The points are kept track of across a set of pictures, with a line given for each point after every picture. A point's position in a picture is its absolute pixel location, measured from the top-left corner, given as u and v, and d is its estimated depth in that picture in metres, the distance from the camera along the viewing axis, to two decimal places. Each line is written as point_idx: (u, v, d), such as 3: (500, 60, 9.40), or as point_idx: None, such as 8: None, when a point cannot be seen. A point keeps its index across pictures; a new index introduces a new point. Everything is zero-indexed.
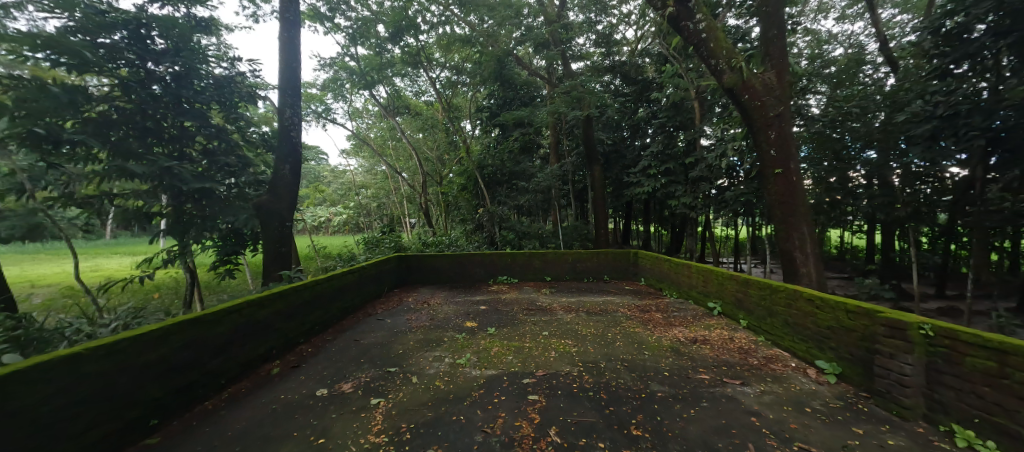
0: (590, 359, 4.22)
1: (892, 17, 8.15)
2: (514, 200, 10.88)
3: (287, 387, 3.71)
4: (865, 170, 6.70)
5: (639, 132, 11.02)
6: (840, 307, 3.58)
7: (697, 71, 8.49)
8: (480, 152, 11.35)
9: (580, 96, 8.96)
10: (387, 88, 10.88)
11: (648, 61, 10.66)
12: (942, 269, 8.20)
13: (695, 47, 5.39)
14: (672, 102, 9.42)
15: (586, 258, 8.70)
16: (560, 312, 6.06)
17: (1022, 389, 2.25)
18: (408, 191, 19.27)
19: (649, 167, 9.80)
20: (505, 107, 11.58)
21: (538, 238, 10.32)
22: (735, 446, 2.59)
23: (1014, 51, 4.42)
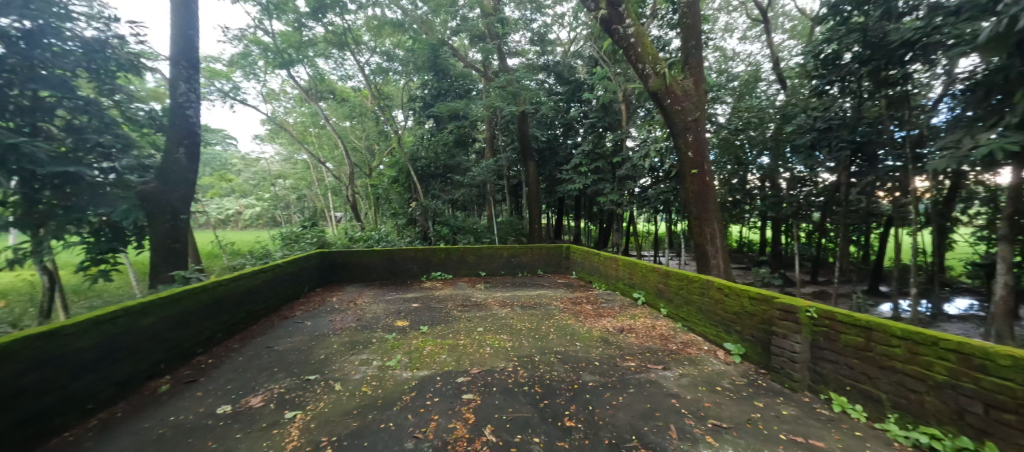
0: (524, 353, 4.22)
1: (783, 41, 9.42)
2: (449, 195, 10.68)
3: (178, 406, 3.15)
4: (760, 174, 7.67)
5: (571, 131, 11.47)
6: (743, 294, 3.99)
7: (624, 76, 9.01)
8: (413, 143, 10.87)
9: (516, 92, 9.00)
10: (308, 69, 9.93)
11: (579, 63, 11.15)
12: (816, 259, 9.73)
13: (625, 50, 5.66)
14: (602, 104, 9.90)
15: (521, 253, 8.78)
16: (495, 307, 6.02)
17: (883, 360, 2.72)
18: (332, 184, 17.96)
19: (580, 165, 10.20)
20: (439, 99, 11.24)
21: (473, 233, 10.18)
22: (658, 429, 2.75)
23: (873, 77, 5.18)
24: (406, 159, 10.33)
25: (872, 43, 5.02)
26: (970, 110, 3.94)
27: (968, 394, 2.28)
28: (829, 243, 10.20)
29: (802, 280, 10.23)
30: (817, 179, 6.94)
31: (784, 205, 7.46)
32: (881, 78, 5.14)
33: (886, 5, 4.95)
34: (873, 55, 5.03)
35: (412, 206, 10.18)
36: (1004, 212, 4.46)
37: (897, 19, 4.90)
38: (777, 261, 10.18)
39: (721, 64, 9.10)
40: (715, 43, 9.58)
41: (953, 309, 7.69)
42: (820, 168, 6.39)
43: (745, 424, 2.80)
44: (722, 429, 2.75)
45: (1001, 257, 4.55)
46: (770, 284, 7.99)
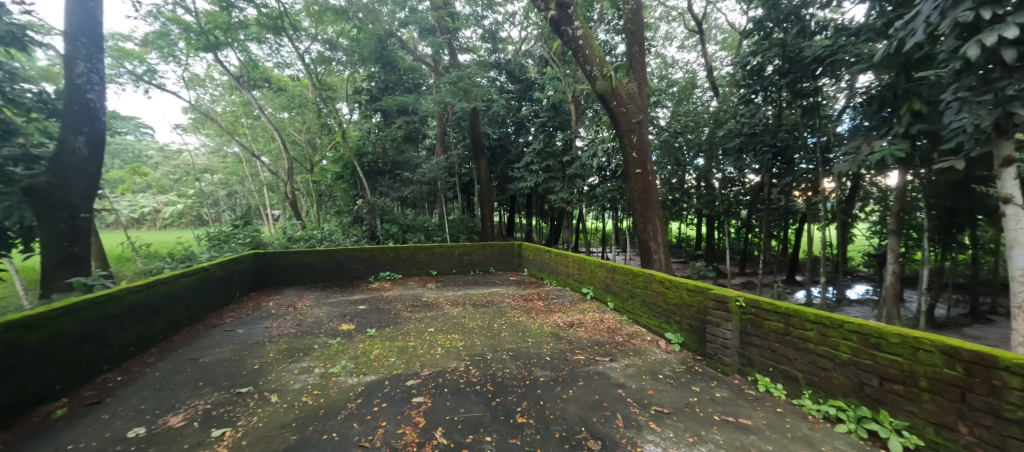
0: (476, 352, 4.17)
1: (715, 51, 10.17)
2: (397, 192, 10.30)
3: (79, 432, 2.71)
4: (696, 174, 8.21)
5: (523, 129, 11.60)
6: (681, 286, 4.19)
7: (573, 77, 9.25)
8: (358, 137, 10.19)
9: (466, 88, 8.96)
10: (238, 54, 9.11)
11: (530, 62, 11.33)
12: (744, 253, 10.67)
13: (574, 52, 5.80)
14: (552, 104, 10.12)
15: (473, 251, 8.72)
16: (446, 306, 5.91)
17: (799, 342, 3.03)
18: (269, 180, 16.71)
19: (532, 163, 10.30)
20: (387, 92, 10.99)
21: (423, 231, 9.90)
22: (606, 419, 2.84)
23: (790, 88, 5.70)
24: (351, 153, 9.81)
25: (789, 58, 5.57)
26: (867, 120, 4.48)
27: (866, 369, 2.62)
28: (755, 238, 11.24)
29: (732, 272, 11.19)
30: (746, 180, 7.61)
31: (717, 202, 8.06)
32: (799, 89, 5.65)
33: (800, 24, 5.51)
34: (791, 67, 5.53)
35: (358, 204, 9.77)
36: (892, 211, 5.15)
37: (809, 37, 5.49)
38: (710, 255, 11.04)
39: (661, 70, 9.65)
40: (656, 51, 10.15)
41: (854, 295, 8.79)
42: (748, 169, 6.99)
43: (684, 408, 2.98)
44: (663, 415, 2.91)
45: (891, 249, 5.26)
46: (705, 276, 8.62)
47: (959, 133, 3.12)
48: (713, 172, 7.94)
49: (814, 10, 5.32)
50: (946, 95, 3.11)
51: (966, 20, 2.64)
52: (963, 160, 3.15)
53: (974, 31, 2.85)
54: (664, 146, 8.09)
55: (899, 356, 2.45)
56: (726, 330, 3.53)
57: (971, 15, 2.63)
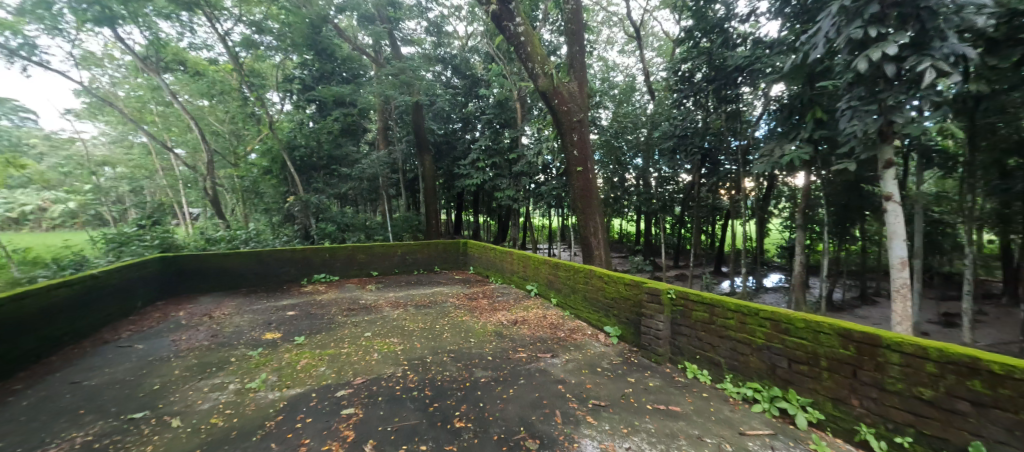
0: (415, 355, 4.02)
1: (652, 57, 10.77)
2: (334, 188, 9.73)
3: None
4: (636, 173, 8.60)
5: (469, 126, 11.49)
6: (619, 281, 4.31)
7: (517, 75, 9.36)
8: (289, 128, 9.60)
9: (409, 81, 8.88)
10: (144, 32, 8.07)
11: (476, 59, 11.39)
12: (677, 247, 11.48)
13: (516, 48, 5.80)
14: (498, 101, 10.14)
15: (416, 250, 8.49)
16: (386, 309, 5.67)
17: (722, 329, 3.23)
18: (187, 175, 15.06)
19: (478, 160, 10.18)
20: (321, 82, 10.21)
21: (362, 229, 9.49)
22: (545, 417, 2.83)
23: (717, 94, 6.17)
24: (281, 147, 9.05)
25: (715, 66, 6.01)
26: (780, 126, 4.93)
27: (777, 352, 2.85)
28: (686, 232, 12.16)
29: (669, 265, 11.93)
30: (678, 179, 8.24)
31: (654, 200, 8.56)
32: (725, 95, 6.12)
33: (723, 36, 5.92)
34: (716, 75, 6.01)
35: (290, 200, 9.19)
36: (800, 209, 5.72)
37: (731, 47, 5.89)
38: (647, 249, 11.71)
39: (604, 73, 9.99)
40: (599, 54, 10.52)
41: (770, 283, 9.76)
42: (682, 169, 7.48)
43: (619, 400, 3.07)
44: (601, 408, 2.97)
45: (799, 244, 5.84)
46: (642, 271, 9.06)
47: (851, 138, 3.50)
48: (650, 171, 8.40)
49: (734, 23, 5.74)
50: (842, 103, 3.42)
51: (857, 37, 2.94)
52: (854, 163, 3.52)
53: (862, 48, 3.18)
54: (606, 145, 8.31)
55: (804, 339, 2.68)
56: (659, 322, 3.69)
57: (861, 33, 2.94)
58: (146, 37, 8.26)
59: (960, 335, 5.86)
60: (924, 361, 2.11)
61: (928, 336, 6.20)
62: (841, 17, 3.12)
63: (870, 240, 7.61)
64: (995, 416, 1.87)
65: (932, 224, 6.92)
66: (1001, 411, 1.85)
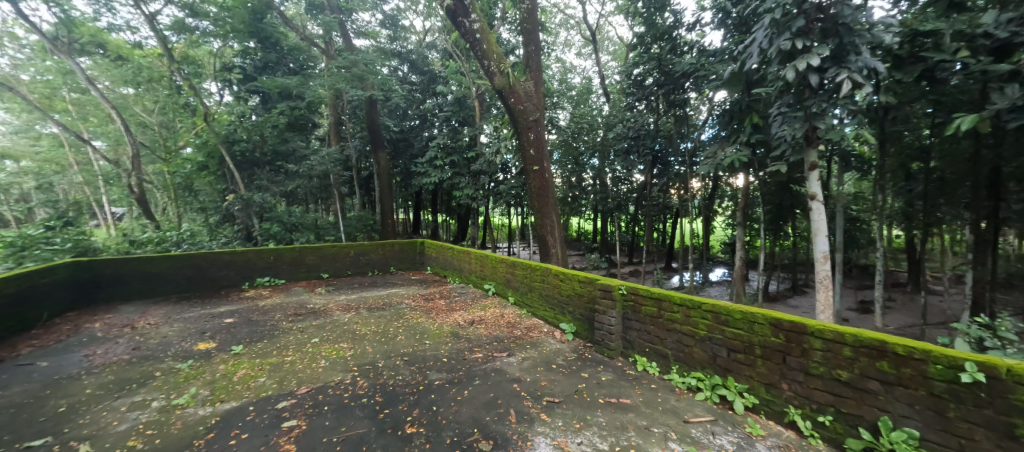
0: (366, 360, 3.87)
1: (607, 61, 11.14)
2: (281, 186, 9.22)
3: None
4: (592, 173, 8.82)
5: (427, 123, 11.33)
6: (573, 278, 4.39)
7: (475, 73, 9.41)
8: (228, 121, 8.67)
9: (361, 75, 8.68)
10: (53, 8, 7.20)
11: (434, 55, 11.26)
12: (631, 245, 11.95)
13: (472, 45, 5.76)
14: (456, 98, 10.07)
15: (371, 251, 8.27)
16: (337, 312, 5.43)
17: (669, 323, 3.37)
18: (108, 171, 13.59)
19: (436, 158, 10.03)
20: (265, 72, 9.42)
21: (311, 229, 9.11)
22: (499, 417, 2.82)
23: (667, 98, 6.47)
24: (219, 141, 8.37)
25: (665, 72, 6.27)
26: (722, 130, 5.22)
27: (718, 343, 3.01)
28: (640, 230, 12.69)
29: (624, 262, 12.37)
30: (632, 179, 8.57)
31: (609, 199, 8.84)
32: (673, 99, 6.43)
33: (672, 43, 6.18)
34: (666, 80, 6.29)
35: (228, 199, 8.44)
36: (740, 208, 6.12)
37: (678, 54, 6.19)
38: (604, 247, 12.10)
39: (561, 74, 10.19)
40: (557, 56, 10.71)
41: (715, 278, 10.43)
42: (636, 169, 7.84)
43: (572, 396, 3.12)
44: (554, 405, 3.00)
45: (739, 240, 6.24)
46: (598, 268, 9.33)
47: (783, 142, 3.77)
48: (606, 171, 8.67)
49: (682, 31, 6.03)
50: (774, 109, 3.68)
51: (786, 48, 3.16)
52: (784, 165, 3.80)
53: (788, 59, 3.44)
54: (563, 145, 8.49)
55: (741, 330, 2.85)
56: (611, 317, 3.79)
57: (789, 44, 3.18)
58: (55, 14, 7.38)
59: (873, 321, 6.53)
60: (842, 346, 2.31)
61: (847, 322, 6.89)
62: (773, 29, 3.35)
63: (800, 236, 8.34)
64: (900, 394, 2.08)
65: (850, 221, 7.68)
66: (905, 388, 2.06)
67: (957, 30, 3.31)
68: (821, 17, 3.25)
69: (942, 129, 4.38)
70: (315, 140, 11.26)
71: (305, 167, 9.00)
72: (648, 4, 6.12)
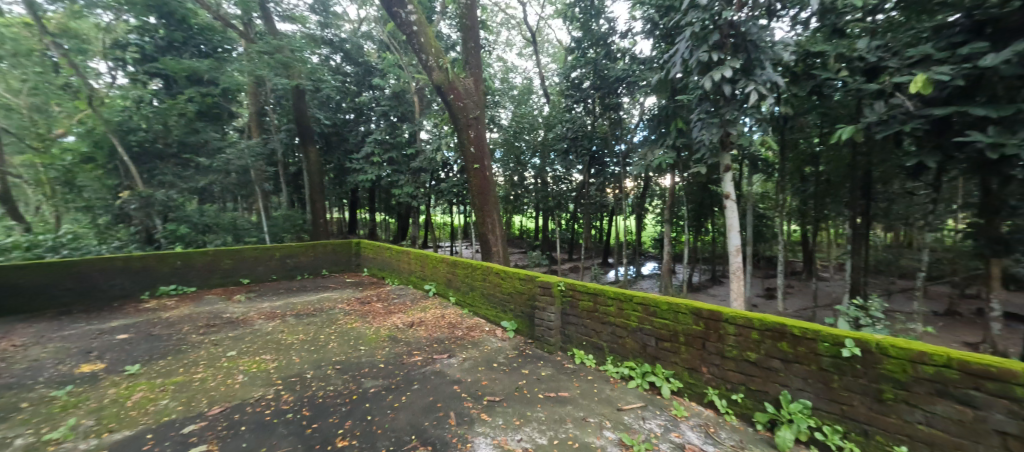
0: (293, 372, 3.57)
1: (547, 63, 11.48)
2: (191, 182, 8.24)
3: None
4: (534, 172, 8.99)
5: (363, 117, 10.87)
6: (514, 276, 4.42)
7: (414, 67, 9.28)
8: (121, 107, 7.54)
9: (287, 61, 8.11)
10: None
11: (370, 46, 10.82)
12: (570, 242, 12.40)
13: (409, 37, 5.62)
14: (393, 92, 9.76)
15: (300, 252, 7.78)
16: (260, 322, 4.97)
17: (604, 316, 3.52)
18: None
19: (373, 154, 9.61)
20: (169, 53, 8.25)
21: (228, 230, 8.47)
22: (438, 421, 2.74)
23: (603, 101, 6.81)
24: (109, 129, 7.19)
25: (601, 77, 6.58)
26: (652, 133, 5.57)
27: (647, 333, 3.20)
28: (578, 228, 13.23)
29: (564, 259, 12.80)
30: (570, 178, 8.95)
31: (550, 198, 9.10)
32: (608, 102, 6.78)
33: (607, 49, 6.48)
34: (601, 85, 6.61)
35: (121, 196, 7.47)
36: (667, 206, 6.60)
37: (612, 60, 6.52)
38: (545, 245, 12.43)
39: (503, 73, 10.28)
40: (499, 55, 10.79)
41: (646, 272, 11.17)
42: (574, 168, 8.28)
43: (513, 393, 3.13)
44: (495, 403, 2.99)
45: (667, 236, 6.71)
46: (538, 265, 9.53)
47: (703, 147, 4.11)
48: (547, 170, 8.88)
49: (615, 38, 6.36)
50: (696, 115, 4.00)
51: (704, 59, 3.45)
52: (704, 167, 4.14)
53: (706, 70, 3.75)
54: (505, 144, 8.58)
55: (667, 320, 3.05)
56: (550, 313, 3.88)
57: (707, 56, 3.47)
58: None
59: (776, 306, 7.41)
60: (750, 330, 2.56)
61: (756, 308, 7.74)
62: (694, 41, 3.64)
63: (716, 231, 9.27)
64: (797, 370, 2.35)
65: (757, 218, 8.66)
66: (800, 364, 2.33)
67: (840, 53, 3.85)
68: (733, 33, 3.60)
69: (827, 138, 5.07)
70: (232, 131, 10.17)
71: (219, 161, 8.21)
72: (584, 10, 6.39)
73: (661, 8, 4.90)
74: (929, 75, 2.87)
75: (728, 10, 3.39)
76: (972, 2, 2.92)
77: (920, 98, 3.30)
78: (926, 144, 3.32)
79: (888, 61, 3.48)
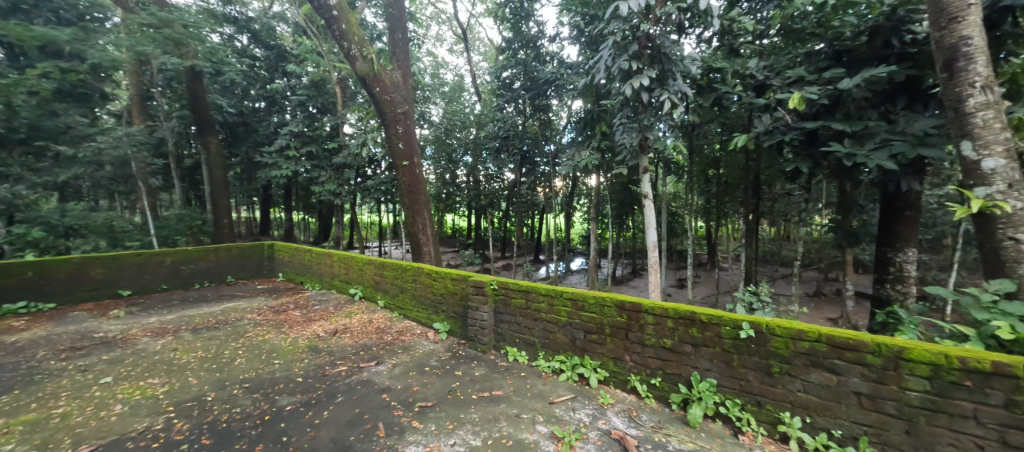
0: (189, 396, 3.10)
1: (479, 62, 11.52)
2: (50, 175, 6.80)
3: None
4: (466, 171, 8.95)
5: (276, 107, 10.07)
6: (447, 276, 4.31)
7: (335, 55, 8.64)
8: None
9: (179, 39, 7.15)
10: None
11: (283, 29, 9.96)
12: (502, 240, 12.55)
13: (328, 22, 5.27)
14: (312, 81, 9.03)
15: (199, 257, 6.90)
16: (146, 340, 4.24)
17: (535, 312, 3.58)
18: None
19: (288, 147, 8.82)
20: (14, 18, 6.46)
21: (101, 233, 7.23)
22: (365, 434, 2.55)
23: (533, 102, 7.00)
24: None
25: (531, 78, 6.75)
26: (580, 135, 5.83)
27: (576, 327, 3.31)
28: (510, 225, 13.46)
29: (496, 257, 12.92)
30: (500, 177, 9.08)
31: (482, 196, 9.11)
32: (539, 104, 6.98)
33: (536, 51, 6.71)
34: (531, 86, 6.79)
35: None
36: (594, 205, 6.94)
37: (541, 62, 6.73)
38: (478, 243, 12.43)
39: (434, 68, 10.08)
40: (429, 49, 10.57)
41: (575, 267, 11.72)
42: (506, 167, 8.40)
43: (446, 397, 3.05)
44: (427, 409, 2.88)
45: (593, 233, 7.07)
46: (471, 264, 9.49)
47: (624, 149, 4.39)
48: (478, 169, 8.89)
49: (544, 42, 6.57)
50: (619, 119, 4.24)
51: (625, 67, 3.68)
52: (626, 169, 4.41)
53: (625, 76, 4.00)
54: (437, 141, 8.39)
55: (593, 313, 3.19)
56: (483, 312, 3.85)
57: (627, 64, 3.71)
58: None
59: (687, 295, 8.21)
60: (666, 319, 2.77)
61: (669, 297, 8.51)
62: (615, 50, 3.85)
63: (635, 227, 10.04)
64: (705, 353, 2.59)
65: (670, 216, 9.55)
66: (707, 348, 2.57)
67: (735, 70, 4.37)
68: (649, 45, 3.88)
69: (726, 145, 5.73)
70: (105, 115, 8.48)
71: (87, 149, 7.02)
72: (514, 11, 6.48)
73: (587, 16, 5.17)
74: (803, 93, 3.36)
75: (645, 23, 3.65)
76: (833, 35, 3.59)
77: (795, 114, 3.83)
78: (800, 152, 3.87)
79: (772, 79, 4.01)
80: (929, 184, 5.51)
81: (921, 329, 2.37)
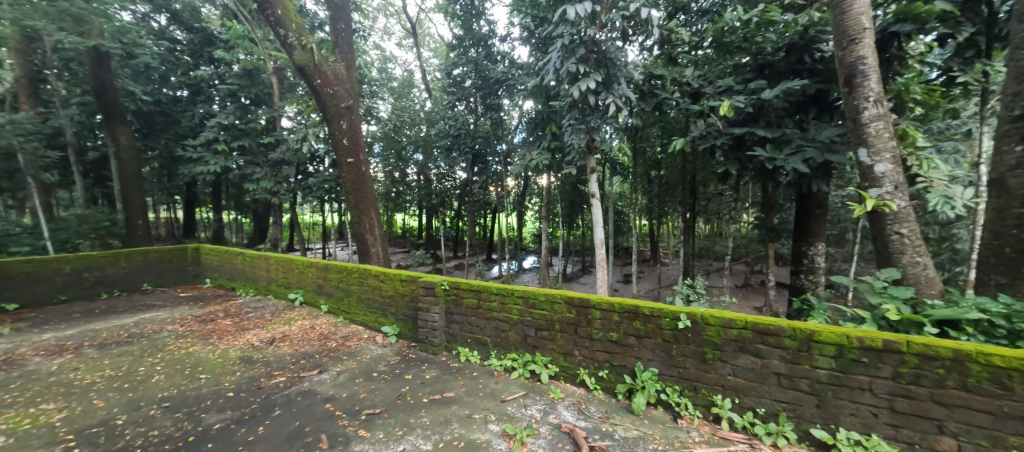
0: (94, 421, 2.73)
1: (429, 58, 11.29)
2: None
3: None
4: (416, 169, 8.73)
5: (202, 96, 9.26)
6: (395, 277, 4.17)
7: (271, 43, 8.06)
8: None
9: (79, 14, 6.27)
10: None
11: (210, 11, 9.10)
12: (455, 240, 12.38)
13: (261, 7, 4.91)
14: (244, 69, 8.34)
15: (107, 263, 6.13)
16: (38, 360, 3.67)
17: (487, 311, 3.57)
18: None
19: (216, 141, 8.11)
20: None
21: None
22: (306, 448, 2.39)
23: (484, 101, 7.00)
24: None
25: (483, 77, 6.75)
26: (531, 135, 5.92)
27: (528, 324, 3.35)
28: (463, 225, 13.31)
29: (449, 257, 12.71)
30: (451, 175, 8.96)
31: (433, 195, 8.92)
32: (491, 103, 6.99)
33: (487, 50, 6.74)
34: (482, 85, 6.78)
35: None
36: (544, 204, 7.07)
37: (491, 61, 6.74)
38: (429, 243, 12.16)
39: (381, 62, 9.74)
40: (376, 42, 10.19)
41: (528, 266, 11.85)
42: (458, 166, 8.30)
43: (394, 402, 2.95)
44: (375, 416, 2.77)
45: (544, 232, 7.20)
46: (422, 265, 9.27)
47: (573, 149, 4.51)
48: (429, 167, 8.72)
49: (494, 41, 6.61)
50: (567, 121, 4.36)
51: (572, 70, 3.79)
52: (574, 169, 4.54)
53: (573, 79, 4.11)
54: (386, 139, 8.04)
55: (543, 310, 3.24)
56: (433, 313, 3.77)
57: (575, 67, 3.82)
58: None
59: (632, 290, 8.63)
60: (611, 313, 2.88)
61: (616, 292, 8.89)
62: (564, 53, 3.94)
63: (584, 226, 10.37)
64: (647, 343, 2.72)
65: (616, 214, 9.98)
66: (649, 339, 2.71)
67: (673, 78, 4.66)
68: (596, 50, 4.02)
69: (666, 147, 6.09)
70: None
71: None
72: (464, 9, 6.44)
73: (535, 18, 5.26)
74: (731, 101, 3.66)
75: (591, 29, 3.79)
76: (757, 49, 3.92)
77: (725, 120, 4.15)
78: (730, 156, 4.21)
79: (706, 87, 4.31)
80: (834, 186, 6.25)
81: (829, 314, 2.66)
